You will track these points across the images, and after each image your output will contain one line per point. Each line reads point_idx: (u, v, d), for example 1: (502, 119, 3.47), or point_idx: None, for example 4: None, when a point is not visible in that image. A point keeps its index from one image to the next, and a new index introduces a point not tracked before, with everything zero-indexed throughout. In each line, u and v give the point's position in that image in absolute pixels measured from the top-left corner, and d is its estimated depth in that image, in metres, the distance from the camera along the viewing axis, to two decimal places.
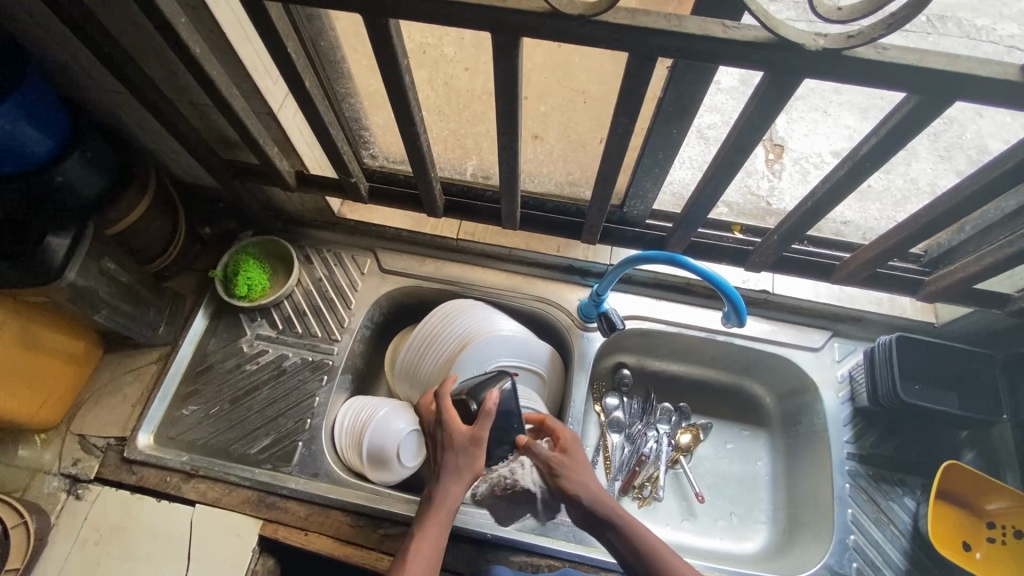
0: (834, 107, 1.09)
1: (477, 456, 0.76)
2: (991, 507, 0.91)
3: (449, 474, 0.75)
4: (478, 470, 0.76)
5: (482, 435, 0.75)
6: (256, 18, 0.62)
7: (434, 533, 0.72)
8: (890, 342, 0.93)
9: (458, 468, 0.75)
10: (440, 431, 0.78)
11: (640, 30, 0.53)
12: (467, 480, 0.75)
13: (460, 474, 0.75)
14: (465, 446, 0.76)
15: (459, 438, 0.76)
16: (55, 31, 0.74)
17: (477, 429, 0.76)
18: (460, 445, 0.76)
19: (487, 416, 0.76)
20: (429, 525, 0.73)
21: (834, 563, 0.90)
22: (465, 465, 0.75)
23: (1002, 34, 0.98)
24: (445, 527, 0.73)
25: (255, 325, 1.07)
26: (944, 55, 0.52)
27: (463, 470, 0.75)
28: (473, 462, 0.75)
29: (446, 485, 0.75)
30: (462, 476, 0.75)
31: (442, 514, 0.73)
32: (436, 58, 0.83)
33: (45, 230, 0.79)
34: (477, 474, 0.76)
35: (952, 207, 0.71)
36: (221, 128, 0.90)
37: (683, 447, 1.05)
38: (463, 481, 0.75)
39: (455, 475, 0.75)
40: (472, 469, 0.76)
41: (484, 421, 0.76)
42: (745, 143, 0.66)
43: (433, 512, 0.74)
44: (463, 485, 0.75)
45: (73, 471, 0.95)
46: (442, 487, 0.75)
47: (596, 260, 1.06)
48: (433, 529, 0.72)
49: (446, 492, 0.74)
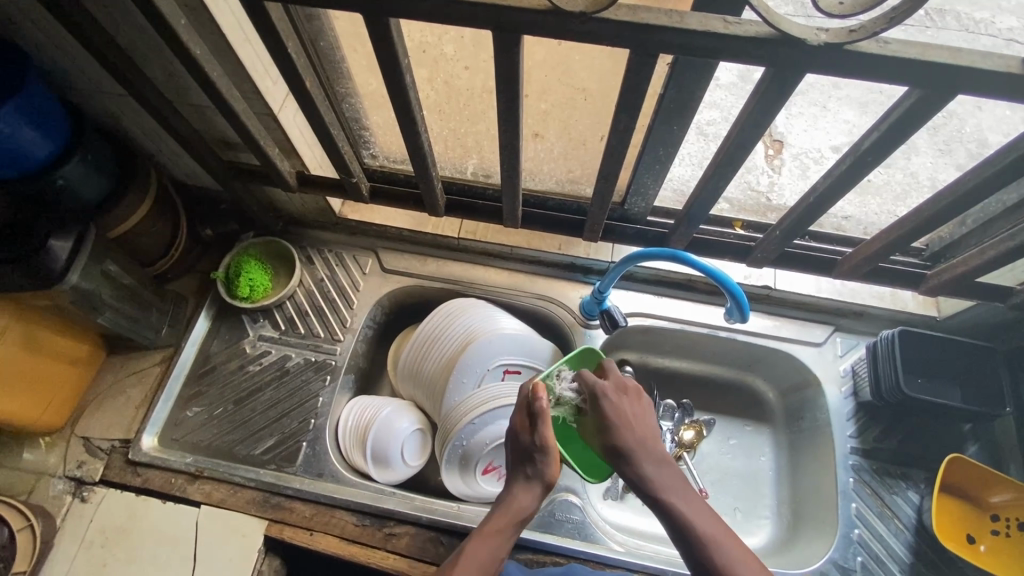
0: (834, 101, 1.10)
1: (547, 464, 0.71)
2: (995, 500, 0.92)
3: (517, 482, 0.72)
4: (550, 478, 0.71)
5: (544, 440, 0.70)
6: (256, 18, 0.62)
7: (493, 541, 0.69)
8: (893, 337, 0.93)
9: (526, 475, 0.72)
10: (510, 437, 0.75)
11: (640, 26, 0.53)
12: (532, 488, 0.71)
13: (529, 482, 0.71)
14: (531, 453, 0.71)
15: (523, 444, 0.72)
16: (55, 34, 0.74)
17: (537, 432, 0.70)
18: (526, 451, 0.72)
19: (541, 415, 0.71)
20: (490, 530, 0.70)
21: (839, 557, 0.90)
22: (533, 473, 0.71)
23: (1002, 27, 0.98)
24: (508, 535, 0.70)
25: (257, 327, 1.07)
26: (946, 48, 0.52)
27: (532, 478, 0.72)
28: (542, 470, 0.71)
29: (514, 493, 0.72)
30: (531, 484, 0.71)
31: (503, 521, 0.70)
32: (435, 56, 0.82)
33: (48, 233, 0.80)
34: (549, 482, 0.72)
35: (954, 201, 0.71)
36: (222, 130, 0.90)
37: (687, 443, 1.03)
38: (532, 490, 0.71)
39: (523, 483, 0.72)
40: (541, 478, 0.71)
41: (543, 423, 0.70)
42: (746, 139, 0.66)
43: (497, 518, 0.71)
44: (532, 495, 0.71)
45: (78, 473, 0.96)
46: (510, 495, 0.72)
47: (597, 258, 1.07)
48: (493, 536, 0.69)
49: (512, 501, 0.71)
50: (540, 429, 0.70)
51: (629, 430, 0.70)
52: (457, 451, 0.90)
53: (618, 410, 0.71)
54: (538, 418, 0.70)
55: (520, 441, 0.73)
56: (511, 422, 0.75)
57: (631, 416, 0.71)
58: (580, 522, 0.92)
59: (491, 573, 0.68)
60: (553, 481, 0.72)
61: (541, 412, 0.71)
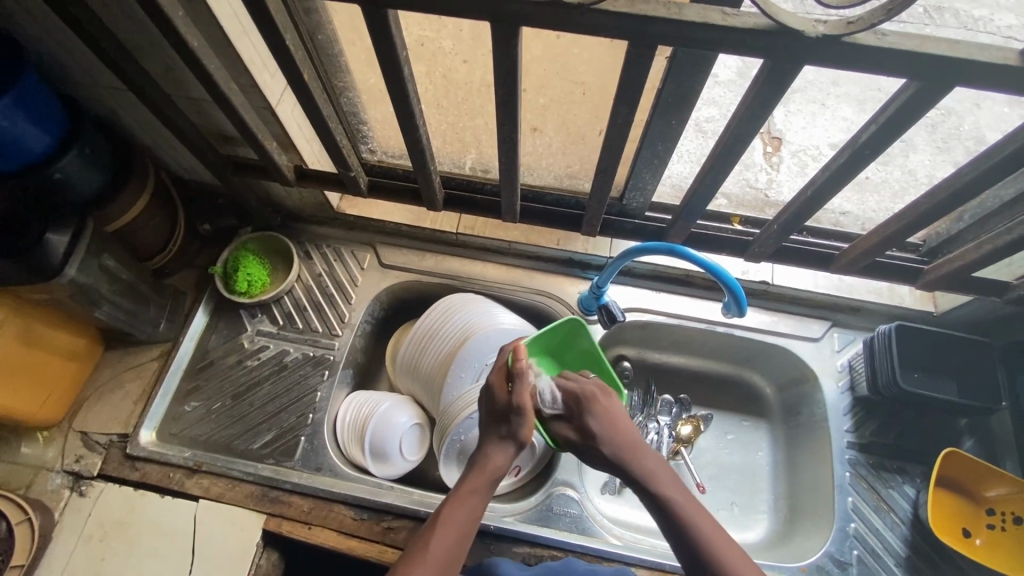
0: (832, 99, 1.10)
1: (521, 424, 0.71)
2: (991, 494, 0.92)
3: (492, 441, 0.72)
4: (524, 437, 0.71)
5: (522, 399, 0.70)
6: (254, 10, 0.62)
7: (469, 503, 0.69)
8: (890, 332, 0.93)
9: (501, 434, 0.72)
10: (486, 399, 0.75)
11: (639, 18, 0.53)
12: (507, 449, 0.71)
13: (504, 441, 0.71)
14: (507, 412, 0.71)
15: (500, 403, 0.72)
16: (53, 27, 0.74)
17: (516, 391, 0.71)
18: (502, 411, 0.72)
19: (521, 375, 0.71)
20: (466, 491, 0.70)
21: (835, 550, 0.91)
22: (508, 432, 0.71)
23: (1000, 25, 0.98)
24: (484, 494, 0.70)
25: (256, 322, 1.07)
26: (943, 41, 0.52)
27: (507, 438, 0.72)
28: (516, 430, 0.71)
29: (489, 452, 0.72)
30: (506, 443, 0.71)
31: (479, 480, 0.70)
32: (433, 50, 0.82)
33: (45, 227, 0.79)
34: (523, 442, 0.71)
35: (951, 195, 0.71)
36: (220, 124, 0.90)
37: (685, 439, 1.04)
38: (507, 449, 0.71)
39: (498, 442, 0.72)
40: (515, 438, 0.71)
41: (521, 383, 0.71)
42: (744, 133, 0.67)
43: (473, 477, 0.71)
44: (506, 454, 0.71)
45: (76, 468, 0.96)
46: (485, 455, 0.72)
47: (596, 253, 1.07)
48: (469, 495, 0.69)
49: (487, 460, 0.71)
50: (517, 388, 0.71)
51: (617, 431, 0.71)
52: (454, 444, 0.90)
53: (606, 414, 0.73)
54: (518, 381, 0.71)
55: (496, 402, 0.73)
56: (489, 381, 0.75)
57: (620, 420, 0.72)
58: (578, 516, 0.92)
59: (468, 534, 0.68)
60: (528, 441, 0.72)
61: (522, 372, 0.72)
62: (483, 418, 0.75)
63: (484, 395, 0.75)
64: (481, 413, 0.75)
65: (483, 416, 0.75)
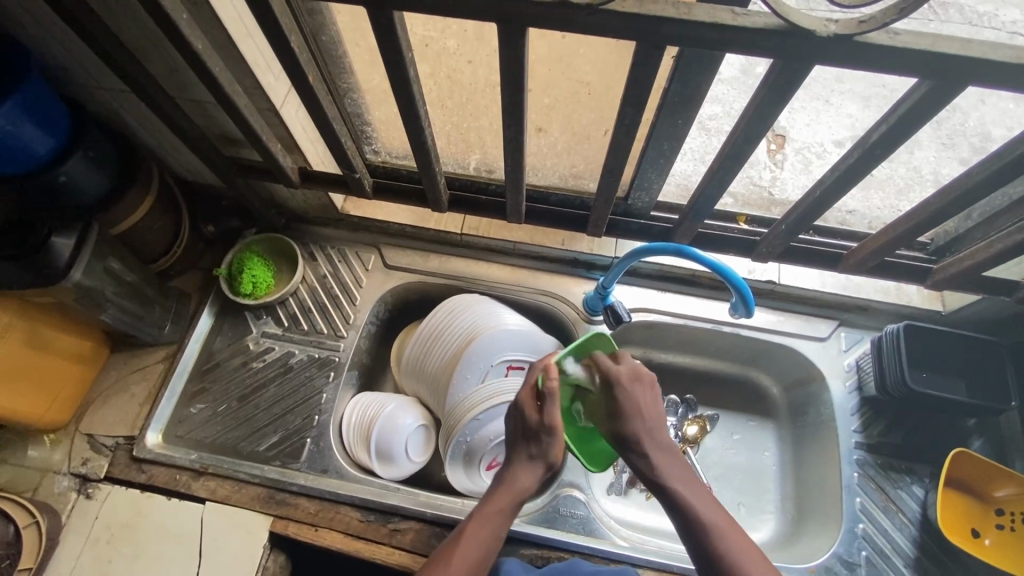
0: (836, 96, 1.09)
1: (552, 444, 0.71)
2: (999, 494, 0.92)
3: (520, 461, 0.71)
4: (553, 458, 0.71)
5: (553, 421, 0.69)
6: (259, 11, 0.62)
7: (495, 521, 0.68)
8: (898, 331, 0.93)
9: (530, 453, 0.71)
10: (517, 413, 0.73)
11: (648, 19, 0.52)
12: (537, 469, 0.71)
13: (534, 462, 0.71)
14: (537, 433, 0.70)
15: (532, 422, 0.71)
16: (56, 29, 0.73)
17: (546, 412, 0.70)
18: (532, 430, 0.71)
19: (551, 396, 0.70)
20: (492, 509, 0.69)
21: (844, 552, 0.90)
22: (538, 452, 0.71)
23: (1005, 20, 0.97)
24: (508, 514, 0.69)
25: (261, 323, 1.07)
26: (957, 39, 0.52)
27: (536, 457, 0.71)
28: (546, 450, 0.71)
29: (517, 471, 0.71)
30: (534, 463, 0.71)
31: (505, 500, 0.69)
32: (438, 51, 0.82)
33: (50, 230, 0.80)
34: (551, 462, 0.71)
35: (961, 193, 0.70)
36: (224, 126, 0.90)
37: (690, 438, 1.02)
38: (534, 469, 0.71)
39: (526, 461, 0.72)
40: (544, 458, 0.71)
41: (553, 404, 0.69)
42: (753, 133, 0.66)
43: (499, 496, 0.70)
44: (534, 474, 0.71)
45: (83, 470, 0.96)
46: (512, 473, 0.71)
47: (601, 254, 1.07)
48: (495, 515, 0.69)
49: (515, 479, 0.71)
50: (548, 408, 0.70)
51: (641, 421, 0.69)
52: (461, 446, 0.90)
53: (633, 402, 0.69)
54: (548, 395, 0.69)
55: (525, 420, 0.71)
56: (517, 396, 0.74)
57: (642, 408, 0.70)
58: (585, 517, 0.92)
59: (491, 553, 0.68)
60: (557, 462, 0.72)
61: (550, 392, 0.70)
62: (510, 434, 0.75)
63: (514, 410, 0.73)
64: (508, 426, 0.74)
65: (511, 432, 0.74)
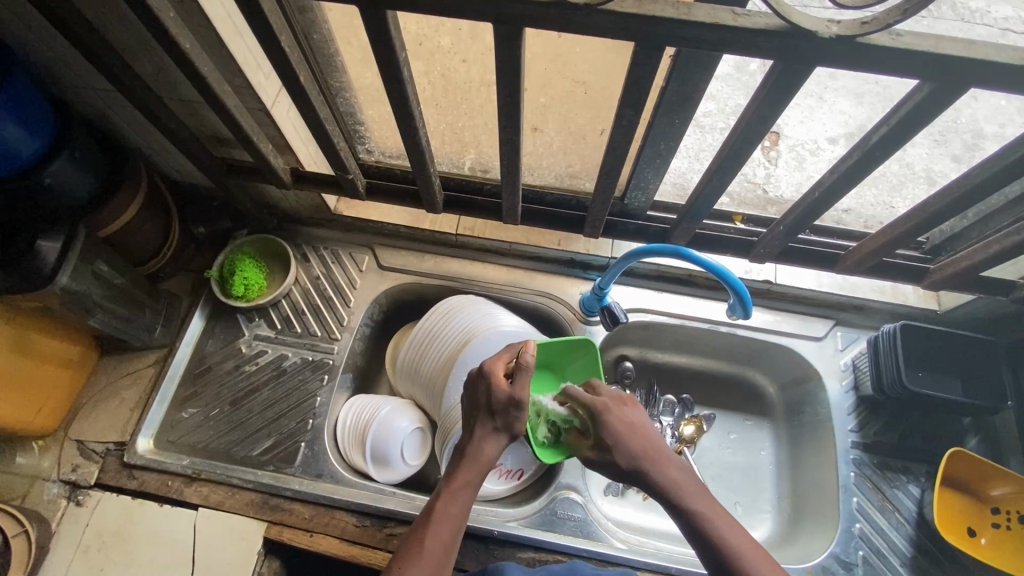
0: (829, 92, 1.08)
1: (518, 417, 0.69)
2: (995, 493, 0.92)
3: (485, 432, 0.70)
4: (518, 430, 0.70)
5: (521, 397, 0.68)
6: (247, 12, 0.60)
7: (462, 496, 0.68)
8: (894, 331, 0.93)
9: (495, 426, 0.70)
10: (482, 386, 0.71)
11: (647, 19, 0.51)
12: (502, 441, 0.70)
13: (498, 433, 0.70)
14: (503, 407, 0.69)
15: (499, 397, 0.69)
16: (38, 27, 0.71)
17: (513, 389, 0.68)
18: (499, 405, 0.69)
19: (524, 371, 0.68)
20: (460, 485, 0.69)
21: (839, 551, 0.91)
22: (503, 425, 0.70)
23: (997, 16, 0.96)
24: (474, 487, 0.69)
25: (253, 326, 1.05)
26: (959, 41, 0.51)
27: (501, 429, 0.70)
28: (512, 423, 0.70)
29: (481, 443, 0.70)
30: (499, 434, 0.70)
31: (472, 474, 0.69)
32: (432, 49, 0.80)
33: (36, 234, 0.78)
34: (515, 434, 0.70)
35: (961, 196, 0.70)
36: (213, 126, 0.88)
37: (687, 438, 1.02)
38: (499, 441, 0.70)
39: (491, 434, 0.70)
40: (510, 429, 0.70)
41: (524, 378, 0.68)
42: (753, 133, 0.65)
43: (464, 470, 0.69)
44: (499, 445, 0.70)
45: (73, 477, 0.94)
46: (476, 444, 0.70)
47: (597, 254, 1.05)
48: (462, 490, 0.69)
49: (480, 451, 0.69)
50: (518, 384, 0.68)
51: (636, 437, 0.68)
52: (457, 449, 0.90)
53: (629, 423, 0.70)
54: (524, 374, 0.68)
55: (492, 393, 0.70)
56: (485, 368, 0.71)
57: (639, 429, 0.69)
58: (582, 520, 0.91)
59: (460, 529, 0.68)
60: (521, 433, 0.71)
61: (524, 369, 0.68)
62: (473, 404, 0.73)
63: (480, 381, 0.71)
64: (472, 395, 0.73)
65: (472, 404, 0.72)
